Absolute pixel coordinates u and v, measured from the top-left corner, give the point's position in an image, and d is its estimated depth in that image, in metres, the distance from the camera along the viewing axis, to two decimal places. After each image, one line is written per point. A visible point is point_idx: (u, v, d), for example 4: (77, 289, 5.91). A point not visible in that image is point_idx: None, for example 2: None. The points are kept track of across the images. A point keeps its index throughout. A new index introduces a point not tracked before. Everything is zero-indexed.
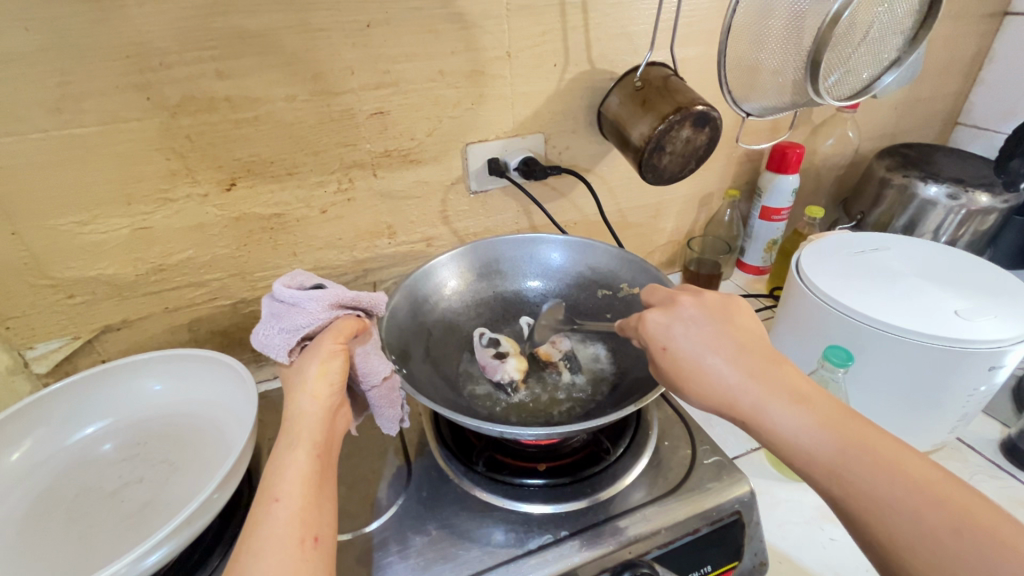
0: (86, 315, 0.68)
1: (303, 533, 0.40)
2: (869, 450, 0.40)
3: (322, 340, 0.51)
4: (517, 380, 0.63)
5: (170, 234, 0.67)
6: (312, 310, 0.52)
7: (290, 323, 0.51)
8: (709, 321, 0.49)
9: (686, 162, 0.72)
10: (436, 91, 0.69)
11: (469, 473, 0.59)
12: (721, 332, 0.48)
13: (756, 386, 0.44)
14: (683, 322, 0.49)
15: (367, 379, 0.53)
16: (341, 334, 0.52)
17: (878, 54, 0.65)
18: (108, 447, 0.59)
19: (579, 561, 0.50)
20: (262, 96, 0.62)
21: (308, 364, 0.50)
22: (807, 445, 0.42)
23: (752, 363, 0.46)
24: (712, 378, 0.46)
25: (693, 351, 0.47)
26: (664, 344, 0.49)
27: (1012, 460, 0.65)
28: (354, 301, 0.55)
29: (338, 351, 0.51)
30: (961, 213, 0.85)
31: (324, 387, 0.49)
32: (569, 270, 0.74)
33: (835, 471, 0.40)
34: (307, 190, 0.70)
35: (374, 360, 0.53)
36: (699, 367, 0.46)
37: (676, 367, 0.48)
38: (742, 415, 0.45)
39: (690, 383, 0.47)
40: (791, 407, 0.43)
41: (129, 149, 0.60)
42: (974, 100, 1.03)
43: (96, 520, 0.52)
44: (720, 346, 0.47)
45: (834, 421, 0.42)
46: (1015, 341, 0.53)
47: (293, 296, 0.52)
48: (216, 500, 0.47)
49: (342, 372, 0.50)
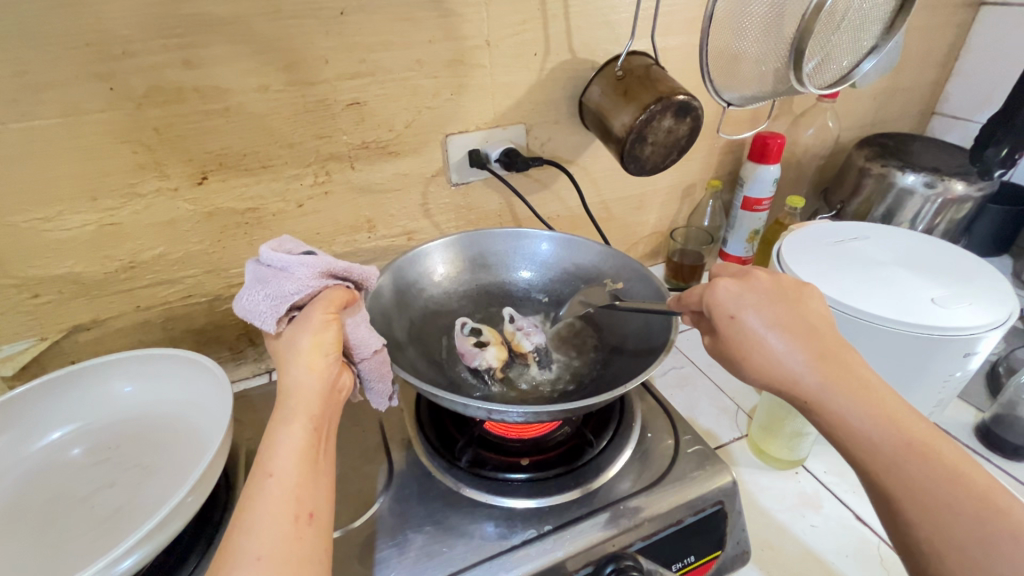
0: (53, 315, 0.65)
1: (298, 510, 0.39)
2: (931, 451, 0.39)
3: (313, 311, 0.48)
4: (495, 368, 0.62)
5: (140, 230, 0.64)
6: (300, 277, 0.49)
7: (278, 290, 0.48)
8: (780, 299, 0.46)
9: (668, 152, 0.71)
10: (415, 81, 0.68)
11: (452, 469, 0.58)
12: (792, 311, 0.46)
13: (825, 370, 0.42)
14: (755, 293, 0.47)
15: (358, 352, 0.52)
16: (332, 304, 0.50)
17: (856, 41, 0.64)
18: (77, 452, 0.57)
19: (563, 556, 0.49)
20: (234, 87, 0.60)
21: (298, 334, 0.48)
22: (872, 436, 0.40)
23: (821, 347, 0.43)
24: (777, 355, 0.44)
25: (761, 325, 0.45)
26: (733, 313, 0.46)
27: (986, 444, 0.66)
28: (344, 272, 0.54)
29: (330, 321, 0.49)
30: (938, 202, 0.86)
31: (318, 356, 0.47)
32: (554, 264, 0.73)
33: (896, 464, 0.39)
34: (284, 184, 0.68)
35: (363, 332, 0.52)
36: (764, 343, 0.45)
37: (740, 339, 0.46)
38: (803, 396, 0.43)
39: (750, 357, 0.45)
40: (857, 398, 0.41)
41: (94, 142, 0.58)
42: (950, 89, 1.04)
43: (66, 526, 0.50)
44: (789, 325, 0.45)
45: (899, 416, 0.40)
46: (989, 327, 0.54)
47: (283, 261, 0.49)
48: (191, 503, 0.46)
49: (337, 342, 0.49)
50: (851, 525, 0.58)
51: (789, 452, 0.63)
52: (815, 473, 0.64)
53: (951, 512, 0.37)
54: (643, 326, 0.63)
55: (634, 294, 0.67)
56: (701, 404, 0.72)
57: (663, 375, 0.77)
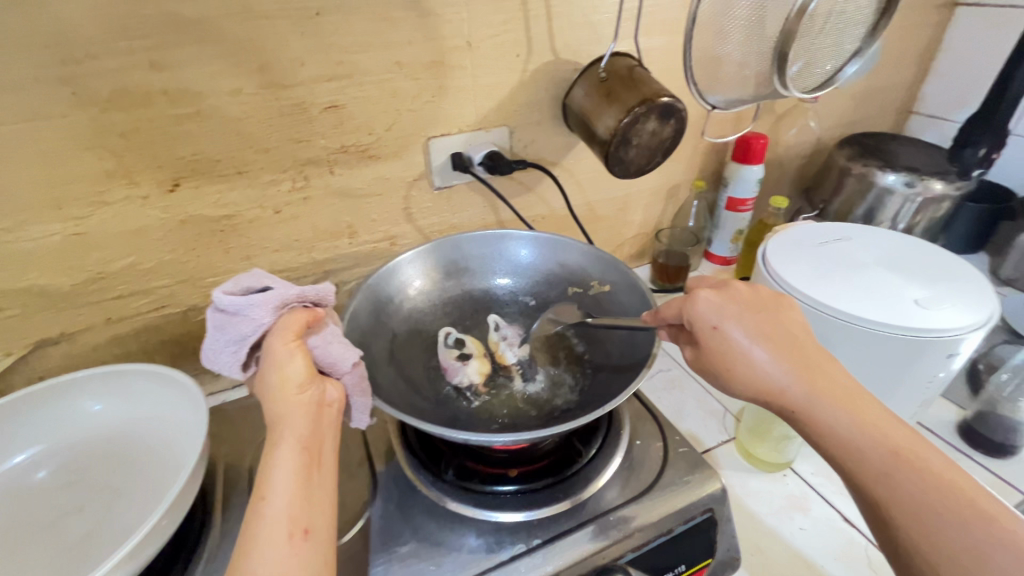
0: (17, 329, 0.62)
1: (291, 527, 0.39)
2: (917, 459, 0.39)
3: (273, 345, 0.45)
4: (477, 383, 0.62)
5: (109, 240, 0.62)
6: (254, 319, 0.46)
7: (235, 334, 0.46)
8: (761, 309, 0.47)
9: (652, 154, 0.70)
10: (394, 83, 0.66)
11: (437, 482, 0.56)
12: (772, 321, 0.46)
13: (809, 380, 0.42)
14: (734, 304, 0.47)
15: (337, 368, 0.49)
16: (290, 331, 0.46)
17: (839, 46, 0.65)
18: (43, 475, 0.55)
19: (552, 570, 0.48)
20: (204, 90, 0.58)
21: (267, 368, 0.45)
22: (860, 446, 0.40)
23: (801, 358, 0.44)
24: (759, 367, 0.44)
25: (744, 337, 0.45)
26: (716, 324, 0.46)
27: (969, 442, 0.66)
28: (300, 297, 0.49)
29: (294, 349, 0.45)
30: (917, 201, 0.87)
31: (292, 382, 0.44)
32: (538, 266, 0.72)
33: (885, 473, 0.39)
34: (260, 190, 0.66)
35: (337, 349, 0.49)
36: (746, 356, 0.45)
37: (724, 350, 0.46)
38: (790, 407, 0.43)
39: (735, 370, 0.45)
40: (843, 408, 0.41)
41: (57, 148, 0.55)
42: (927, 89, 1.06)
43: (31, 556, 0.47)
44: (771, 335, 0.45)
45: (881, 425, 0.41)
46: (971, 328, 0.54)
47: (234, 305, 0.46)
48: (164, 527, 0.43)
49: (306, 368, 0.45)
50: (839, 527, 0.58)
51: (777, 455, 0.63)
52: (803, 475, 0.64)
53: (942, 521, 0.37)
54: (629, 336, 0.63)
55: (620, 297, 0.66)
56: (687, 407, 0.72)
57: (650, 379, 0.76)
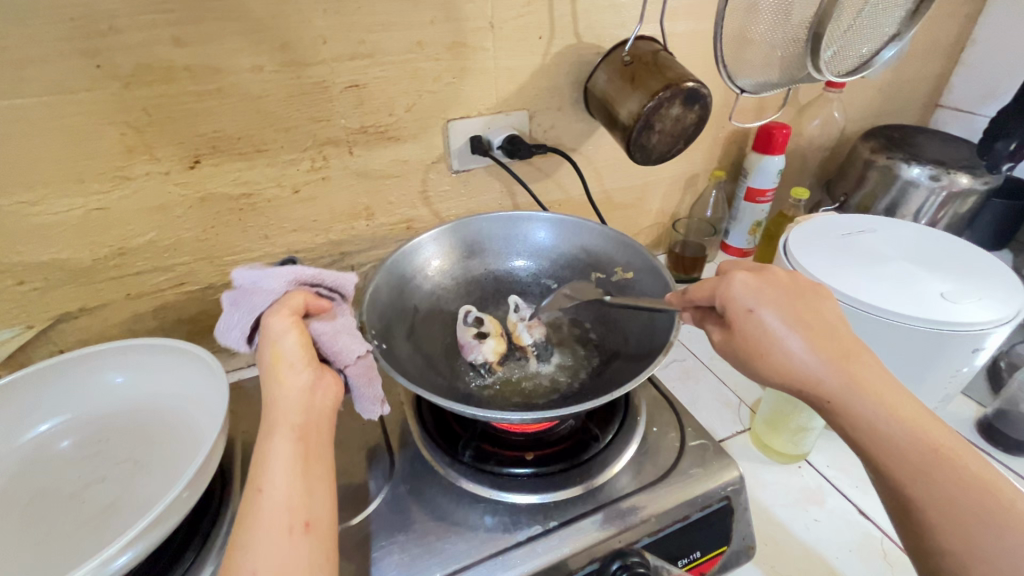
0: (39, 302, 0.63)
1: (292, 520, 0.38)
2: (954, 460, 0.39)
3: (270, 319, 0.46)
4: (492, 362, 0.61)
5: (129, 216, 0.62)
6: (265, 289, 0.48)
7: (245, 305, 0.48)
8: (798, 297, 0.45)
9: (675, 141, 0.69)
10: (416, 64, 0.66)
11: (454, 464, 0.56)
12: (812, 311, 0.45)
13: (847, 372, 0.42)
14: (770, 289, 0.46)
15: (341, 359, 0.48)
16: (290, 308, 0.47)
17: (877, 28, 0.63)
18: (67, 444, 0.55)
19: (568, 552, 0.49)
20: (226, 67, 0.58)
21: (263, 344, 0.46)
22: (899, 443, 0.40)
23: (837, 349, 0.43)
24: (794, 357, 0.43)
25: (781, 324, 0.44)
26: (751, 307, 0.45)
27: (989, 439, 0.65)
28: (315, 279, 0.51)
29: (291, 325, 0.46)
30: (941, 195, 0.85)
31: (286, 360, 0.44)
32: (560, 249, 0.69)
33: (924, 470, 0.39)
34: (279, 169, 0.66)
35: (343, 340, 0.48)
36: (779, 344, 0.43)
37: (756, 335, 0.45)
38: (825, 399, 0.42)
39: (769, 358, 0.44)
40: (881, 403, 0.41)
41: (79, 122, 0.55)
42: (955, 81, 1.03)
43: (56, 522, 0.48)
44: (809, 325, 0.44)
45: (920, 421, 0.40)
46: (999, 323, 0.54)
47: (251, 277, 0.48)
48: (188, 498, 0.44)
49: (301, 346, 0.45)
50: (855, 520, 0.58)
51: (793, 446, 0.63)
52: (818, 467, 0.63)
53: (975, 519, 0.37)
54: (648, 323, 0.60)
55: (642, 288, 0.64)
56: (702, 398, 0.71)
57: (665, 368, 0.76)
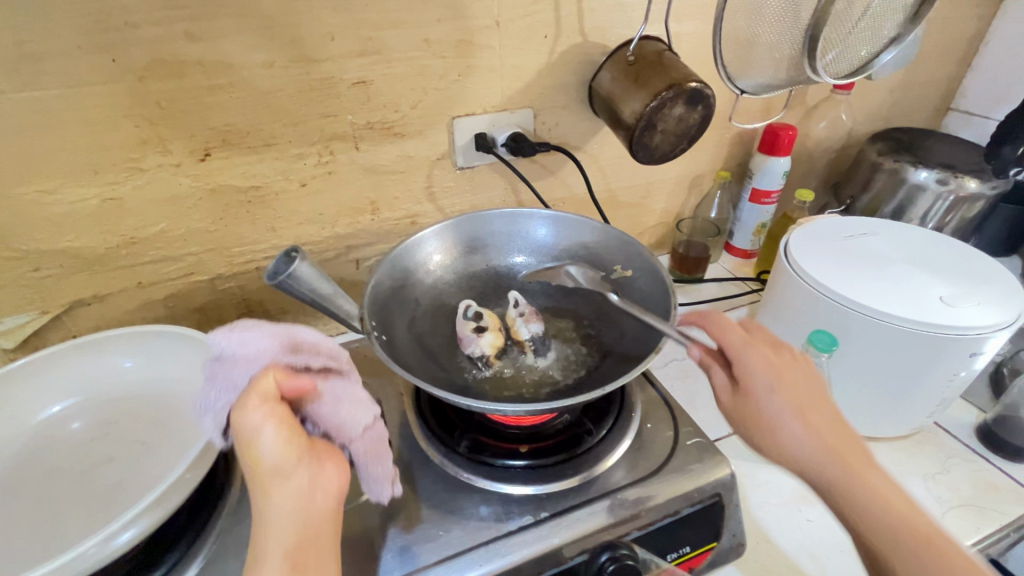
0: (54, 288, 0.65)
1: None
2: (946, 559, 0.40)
3: (246, 416, 0.42)
4: (489, 356, 0.61)
5: (142, 206, 0.64)
6: (251, 360, 0.45)
7: (226, 383, 0.45)
8: (805, 381, 0.46)
9: (678, 141, 0.70)
10: (423, 61, 0.67)
11: (449, 454, 0.57)
12: (818, 399, 0.46)
13: (847, 461, 0.43)
14: (786, 371, 0.47)
15: (347, 433, 0.47)
16: (266, 396, 0.43)
17: (877, 30, 0.63)
18: (77, 426, 0.57)
19: (558, 543, 0.49)
20: (237, 63, 0.59)
21: (240, 443, 0.42)
22: (889, 528, 0.41)
23: (838, 437, 0.44)
24: (800, 442, 0.44)
25: (791, 410, 0.45)
26: (768, 386, 0.46)
27: (988, 445, 0.65)
28: (307, 346, 0.48)
29: (265, 419, 0.42)
30: (949, 200, 0.85)
31: (268, 461, 0.41)
32: (561, 246, 0.70)
33: (910, 559, 0.40)
34: (287, 163, 0.67)
35: (345, 411, 0.47)
36: (785, 425, 0.45)
37: (767, 416, 0.45)
38: (825, 483, 0.43)
39: (777, 437, 0.45)
40: (873, 488, 0.42)
41: (95, 114, 0.57)
42: (967, 84, 1.02)
43: (66, 499, 0.50)
44: (815, 413, 0.45)
45: (914, 509, 0.42)
46: (998, 327, 0.54)
47: (231, 347, 0.45)
48: (190, 479, 0.46)
49: (281, 442, 0.42)
50: None
51: None
52: None
53: None
54: (645, 320, 0.61)
55: (641, 285, 0.64)
56: (700, 396, 0.72)
57: (664, 367, 0.76)
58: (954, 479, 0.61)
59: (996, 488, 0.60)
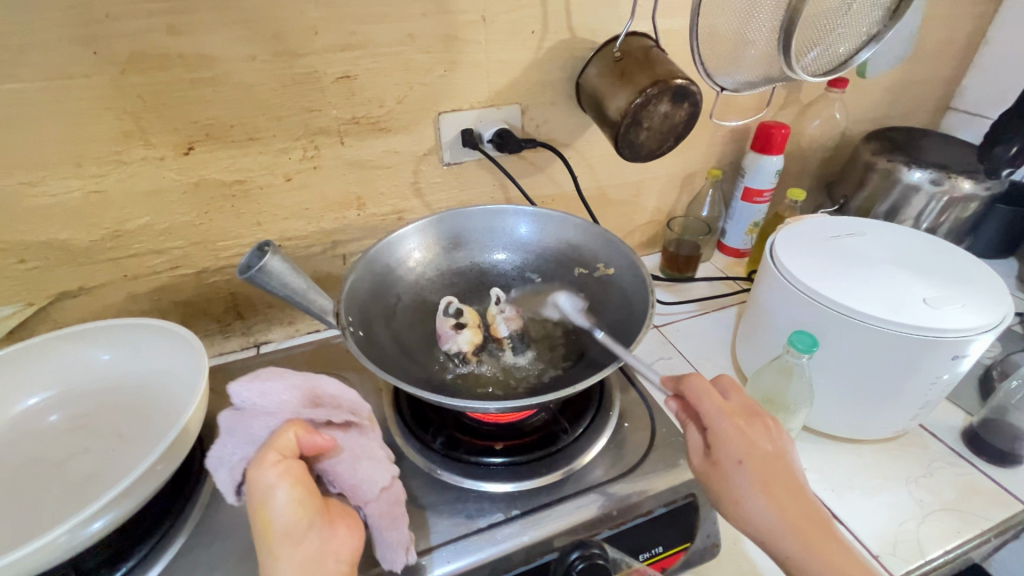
0: (39, 280, 0.65)
1: None
2: None
3: (259, 475, 0.39)
4: (467, 352, 0.62)
5: (126, 199, 0.64)
6: (272, 413, 0.44)
7: (244, 436, 0.43)
8: (773, 453, 0.46)
9: (664, 139, 0.69)
10: (408, 55, 0.66)
11: (424, 450, 0.57)
12: (784, 472, 0.45)
13: (805, 537, 0.42)
14: (752, 440, 0.46)
15: (363, 495, 0.45)
16: (285, 452, 0.41)
17: (854, 25, 0.62)
18: (54, 419, 0.57)
19: (527, 541, 0.50)
20: (220, 56, 0.59)
21: (250, 499, 0.40)
22: None
23: (801, 514, 0.43)
24: (758, 513, 0.44)
25: (751, 481, 0.45)
26: (732, 456, 0.46)
27: (973, 448, 0.64)
28: (332, 400, 0.48)
29: (281, 479, 0.39)
30: (943, 200, 0.84)
31: (279, 524, 0.39)
32: (545, 243, 0.70)
33: None
34: (272, 157, 0.67)
35: (363, 470, 0.45)
36: (744, 495, 0.45)
37: (729, 483, 0.46)
38: (780, 554, 0.43)
39: (735, 505, 0.45)
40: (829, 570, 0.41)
41: (77, 107, 0.57)
42: (967, 83, 1.01)
43: (42, 490, 0.51)
44: (778, 486, 0.44)
45: None
46: (980, 330, 0.53)
47: (253, 396, 0.44)
48: (161, 472, 0.46)
49: (296, 505, 0.40)
50: None
51: None
52: None
53: None
54: (625, 317, 0.61)
55: (623, 282, 0.64)
56: None
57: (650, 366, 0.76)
58: (936, 483, 0.61)
59: (979, 492, 0.60)
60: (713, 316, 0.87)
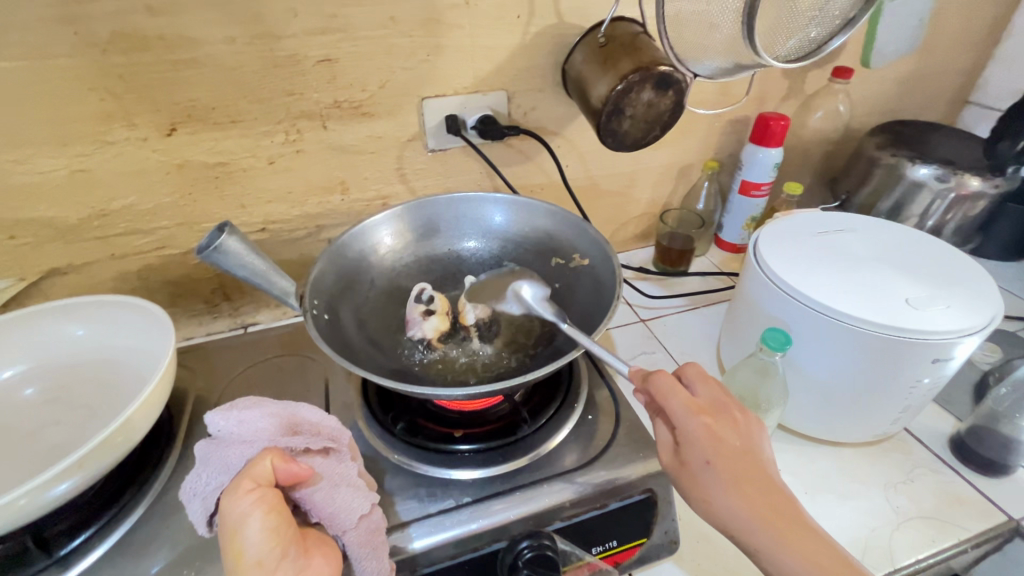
0: (29, 256, 0.67)
1: None
2: None
3: (232, 503, 0.39)
4: (432, 339, 0.61)
5: (111, 179, 0.65)
6: (248, 443, 0.45)
7: (219, 465, 0.44)
8: (742, 445, 0.44)
9: (650, 128, 0.68)
10: (390, 40, 0.66)
11: (386, 435, 0.57)
12: (754, 465, 0.44)
13: (778, 530, 0.41)
14: (721, 435, 0.45)
15: (341, 523, 0.44)
16: (258, 479, 0.41)
17: (822, 7, 0.59)
18: (30, 392, 0.59)
19: (476, 528, 0.49)
20: (200, 38, 0.59)
21: (224, 531, 0.39)
22: None
23: (773, 507, 0.42)
24: (730, 509, 0.43)
25: (723, 478, 0.43)
26: (701, 455, 0.44)
27: (960, 456, 0.61)
28: (311, 428, 0.49)
29: (254, 505, 0.39)
30: (948, 198, 0.80)
31: (251, 554, 0.38)
32: (523, 232, 0.69)
33: None
34: (254, 140, 0.68)
35: (340, 497, 0.45)
36: (715, 492, 0.43)
37: (700, 481, 0.44)
38: (752, 548, 0.42)
39: (706, 502, 0.44)
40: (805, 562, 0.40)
41: (60, 87, 0.58)
42: (986, 76, 0.96)
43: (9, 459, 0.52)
44: (750, 481, 0.43)
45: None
46: (964, 333, 0.50)
47: (230, 425, 0.45)
48: (116, 446, 0.47)
49: (270, 532, 0.39)
50: None
51: None
52: None
53: None
54: (593, 309, 0.60)
55: (596, 273, 0.63)
56: None
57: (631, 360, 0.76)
58: (915, 490, 0.58)
59: (959, 500, 0.58)
60: (702, 312, 0.85)
